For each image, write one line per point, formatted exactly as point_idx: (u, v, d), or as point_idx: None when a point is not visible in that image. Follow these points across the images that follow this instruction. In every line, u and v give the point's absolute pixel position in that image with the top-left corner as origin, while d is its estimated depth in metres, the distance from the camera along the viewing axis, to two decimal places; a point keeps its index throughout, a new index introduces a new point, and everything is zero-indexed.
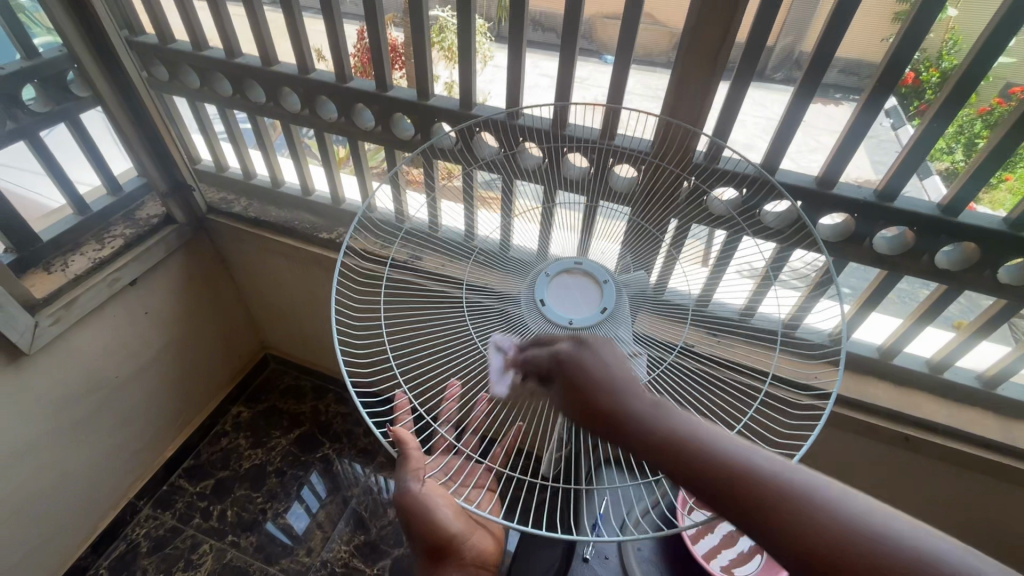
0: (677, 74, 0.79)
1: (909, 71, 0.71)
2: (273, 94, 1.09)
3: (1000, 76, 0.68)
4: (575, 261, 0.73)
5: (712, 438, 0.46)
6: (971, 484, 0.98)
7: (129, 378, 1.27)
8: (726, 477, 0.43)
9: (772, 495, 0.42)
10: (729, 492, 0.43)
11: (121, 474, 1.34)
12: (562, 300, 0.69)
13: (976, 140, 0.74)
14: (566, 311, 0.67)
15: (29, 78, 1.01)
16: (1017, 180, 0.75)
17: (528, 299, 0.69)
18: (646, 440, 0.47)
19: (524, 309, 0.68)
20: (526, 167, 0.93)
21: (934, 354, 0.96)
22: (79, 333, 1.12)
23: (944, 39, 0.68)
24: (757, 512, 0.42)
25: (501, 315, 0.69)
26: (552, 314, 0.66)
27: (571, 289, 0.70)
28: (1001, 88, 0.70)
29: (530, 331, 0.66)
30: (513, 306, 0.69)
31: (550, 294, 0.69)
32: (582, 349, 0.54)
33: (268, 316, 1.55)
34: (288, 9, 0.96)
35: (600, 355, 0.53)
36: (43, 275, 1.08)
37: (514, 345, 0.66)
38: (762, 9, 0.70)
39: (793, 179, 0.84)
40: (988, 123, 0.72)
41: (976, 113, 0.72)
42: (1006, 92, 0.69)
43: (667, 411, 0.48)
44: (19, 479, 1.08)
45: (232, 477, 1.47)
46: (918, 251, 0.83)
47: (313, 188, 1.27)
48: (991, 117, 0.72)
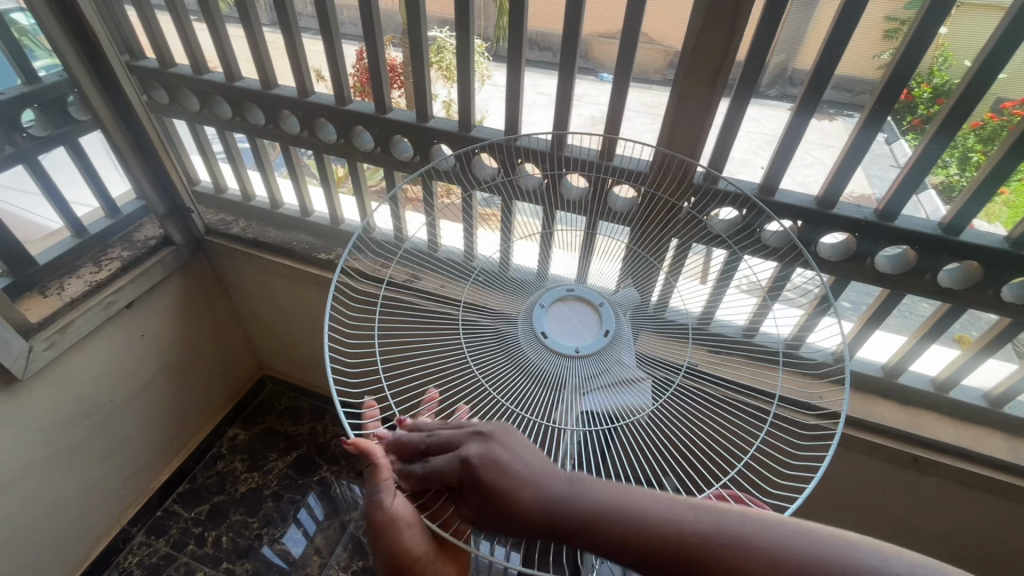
0: (677, 94, 0.79)
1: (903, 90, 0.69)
2: (273, 117, 1.09)
3: (992, 92, 0.67)
4: (567, 287, 0.73)
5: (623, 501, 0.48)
6: (980, 505, 0.96)
7: (124, 401, 1.25)
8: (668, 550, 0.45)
9: (710, 547, 0.43)
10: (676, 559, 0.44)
11: (115, 500, 1.31)
12: (563, 330, 0.67)
13: (969, 154, 0.73)
14: (571, 341, 0.66)
15: (29, 102, 1.01)
16: (1012, 193, 0.74)
17: (528, 332, 0.67)
18: (579, 524, 0.48)
19: (525, 338, 0.67)
20: (525, 187, 0.93)
21: (939, 373, 0.95)
22: (74, 357, 1.10)
23: (933, 56, 0.67)
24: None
25: (499, 338, 0.68)
26: (557, 346, 0.65)
27: (569, 317, 0.69)
28: (992, 103, 0.68)
29: (527, 357, 0.65)
30: (514, 330, 0.68)
31: (550, 326, 0.68)
32: (489, 445, 0.53)
33: (267, 336, 1.53)
34: (287, 30, 0.96)
35: (510, 447, 0.53)
36: (38, 298, 1.07)
37: (511, 371, 0.65)
38: (761, 27, 0.70)
39: (793, 201, 0.84)
40: (979, 138, 0.72)
41: (969, 127, 0.71)
42: (998, 106, 0.68)
43: (579, 488, 0.50)
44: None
45: (228, 501, 1.44)
46: (920, 269, 0.83)
47: (312, 209, 1.27)
48: (984, 131, 0.71)
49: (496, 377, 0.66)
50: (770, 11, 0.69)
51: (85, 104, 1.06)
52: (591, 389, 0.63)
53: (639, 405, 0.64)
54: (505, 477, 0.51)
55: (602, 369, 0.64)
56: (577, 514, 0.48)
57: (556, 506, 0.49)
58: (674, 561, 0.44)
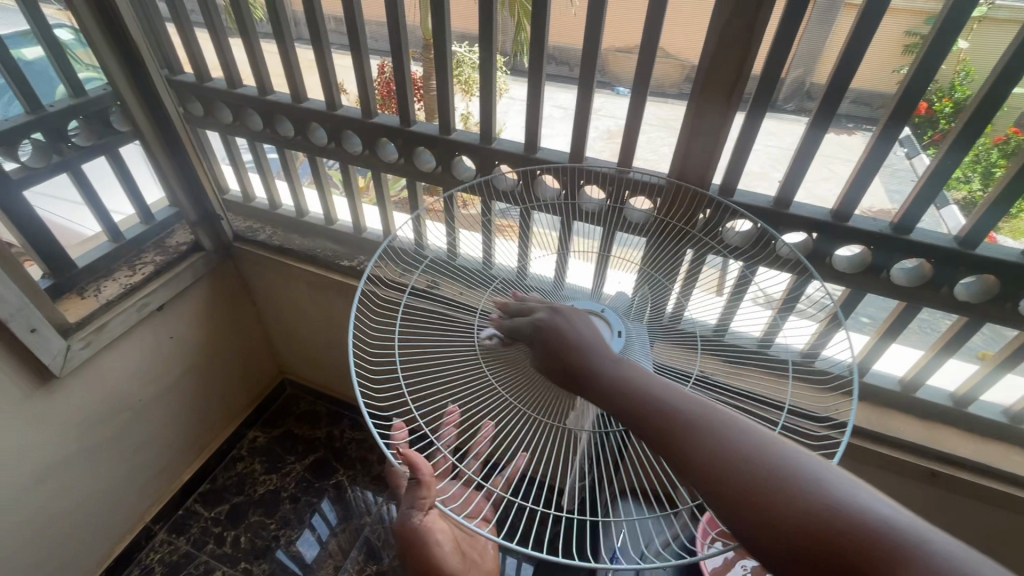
0: (693, 111, 0.82)
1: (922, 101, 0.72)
2: (302, 129, 1.14)
3: (1015, 106, 0.69)
4: (571, 300, 0.74)
5: (663, 398, 0.52)
6: (1001, 523, 0.95)
7: (151, 401, 1.29)
8: (718, 481, 0.46)
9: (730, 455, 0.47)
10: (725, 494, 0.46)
11: (139, 497, 1.35)
12: None
13: (992, 170, 0.74)
14: None
15: (75, 114, 1.07)
16: None
17: None
18: (644, 420, 0.52)
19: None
20: (543, 199, 0.97)
21: (958, 388, 0.94)
22: (108, 355, 1.15)
23: (956, 70, 0.69)
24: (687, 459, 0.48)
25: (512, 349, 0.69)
26: None
27: None
28: (1016, 118, 0.70)
29: None
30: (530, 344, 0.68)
31: None
32: (558, 317, 0.62)
33: (289, 340, 1.57)
34: (317, 42, 1.00)
35: (574, 322, 0.61)
36: (76, 299, 1.12)
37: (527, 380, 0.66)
38: (777, 40, 0.72)
39: (807, 212, 0.85)
40: (1004, 152, 0.72)
41: (992, 142, 0.73)
42: (1022, 122, 0.69)
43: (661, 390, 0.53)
44: (28, 504, 1.08)
45: (246, 503, 1.47)
46: (937, 282, 0.83)
47: (337, 218, 1.31)
48: (1007, 147, 0.72)
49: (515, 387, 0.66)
50: (784, 28, 0.71)
51: (126, 116, 1.12)
52: None
53: None
54: (564, 339, 0.60)
55: None
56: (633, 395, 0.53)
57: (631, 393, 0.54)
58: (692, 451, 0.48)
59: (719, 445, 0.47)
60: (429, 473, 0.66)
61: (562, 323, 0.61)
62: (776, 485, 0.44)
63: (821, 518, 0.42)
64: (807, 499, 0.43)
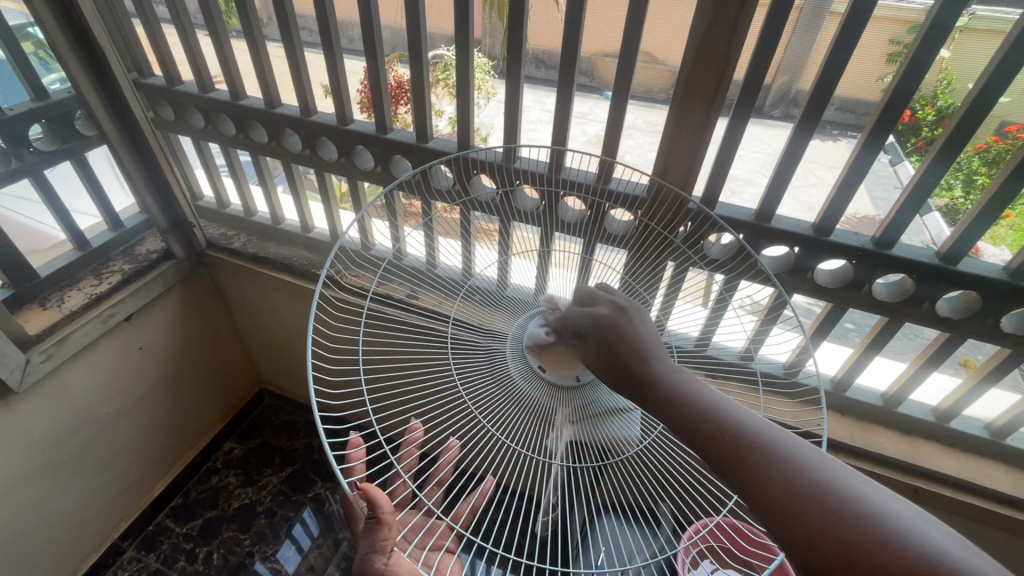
0: (673, 118, 0.79)
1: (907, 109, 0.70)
2: (276, 135, 1.10)
3: (994, 115, 0.67)
4: (556, 308, 0.71)
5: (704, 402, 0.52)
6: (983, 539, 0.94)
7: (119, 414, 1.25)
8: (727, 439, 0.49)
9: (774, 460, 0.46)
10: (729, 455, 0.48)
11: (107, 513, 1.30)
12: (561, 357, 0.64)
13: (974, 177, 0.73)
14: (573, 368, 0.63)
15: (37, 118, 1.03)
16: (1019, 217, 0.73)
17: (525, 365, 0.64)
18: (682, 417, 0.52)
19: (520, 373, 0.63)
20: (522, 209, 0.95)
21: (940, 403, 0.93)
22: (71, 368, 1.10)
23: (937, 79, 0.68)
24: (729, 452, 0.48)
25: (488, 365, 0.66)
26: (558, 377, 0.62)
27: None
28: (997, 127, 0.68)
29: (519, 387, 0.63)
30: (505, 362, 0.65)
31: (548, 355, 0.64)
32: (622, 328, 0.59)
33: (265, 348, 1.53)
34: (289, 43, 0.97)
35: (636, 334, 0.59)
36: (38, 310, 1.08)
37: (503, 402, 0.64)
38: (760, 47, 0.70)
39: (789, 227, 0.83)
40: (986, 161, 0.71)
41: (973, 150, 0.71)
42: (1002, 130, 0.68)
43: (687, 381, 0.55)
44: None
45: (220, 517, 1.42)
46: (919, 297, 0.82)
47: (313, 225, 1.28)
48: (989, 155, 0.71)
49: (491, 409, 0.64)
50: (765, 35, 0.69)
51: (91, 120, 1.08)
52: (584, 418, 0.61)
53: (631, 436, 0.63)
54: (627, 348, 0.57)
55: (592, 402, 0.61)
56: (674, 393, 0.53)
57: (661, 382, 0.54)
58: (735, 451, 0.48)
59: (735, 425, 0.49)
60: (390, 512, 0.55)
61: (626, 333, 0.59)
62: (770, 458, 0.47)
63: (813, 493, 0.44)
64: (802, 484, 0.45)
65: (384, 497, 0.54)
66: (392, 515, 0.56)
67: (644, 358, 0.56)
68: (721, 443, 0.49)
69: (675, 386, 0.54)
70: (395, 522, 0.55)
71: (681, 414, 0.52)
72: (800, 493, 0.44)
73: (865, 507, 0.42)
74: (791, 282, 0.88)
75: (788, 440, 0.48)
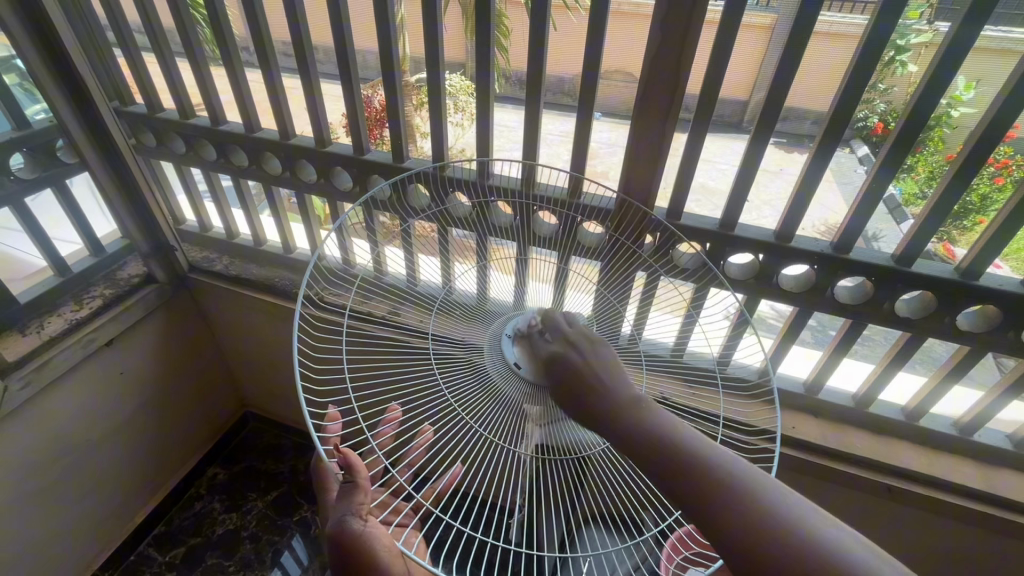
0: (633, 136, 0.83)
1: (874, 120, 0.74)
2: (256, 158, 1.13)
3: (963, 124, 0.70)
4: (526, 315, 0.72)
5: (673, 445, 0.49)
6: (960, 533, 0.95)
7: (101, 440, 1.24)
8: (698, 482, 0.47)
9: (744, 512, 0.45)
10: (692, 495, 0.47)
11: (87, 543, 1.28)
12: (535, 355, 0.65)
13: None
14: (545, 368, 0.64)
15: (18, 147, 1.04)
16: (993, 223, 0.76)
17: (501, 367, 0.65)
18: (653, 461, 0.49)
19: (497, 371, 0.65)
20: (497, 224, 0.99)
21: (909, 401, 0.96)
22: (54, 393, 1.10)
23: (908, 92, 0.70)
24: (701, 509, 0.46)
25: (468, 366, 0.67)
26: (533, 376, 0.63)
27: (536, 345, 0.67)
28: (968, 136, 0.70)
29: (497, 387, 0.64)
30: (484, 361, 0.66)
31: (521, 354, 0.65)
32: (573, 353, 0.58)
33: (248, 369, 1.52)
34: (267, 70, 1.00)
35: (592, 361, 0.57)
36: (18, 337, 1.08)
37: (481, 397, 0.65)
38: (711, 63, 0.73)
39: (752, 234, 0.86)
40: None
41: (946, 159, 0.73)
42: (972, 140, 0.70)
43: (653, 418, 0.52)
44: None
45: (204, 544, 1.40)
46: (880, 300, 0.85)
47: (295, 246, 1.29)
48: None
49: (470, 403, 0.65)
50: (718, 52, 0.72)
51: (72, 148, 1.09)
52: (553, 421, 0.62)
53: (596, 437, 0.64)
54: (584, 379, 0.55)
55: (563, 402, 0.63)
56: (644, 434, 0.51)
57: (627, 423, 0.52)
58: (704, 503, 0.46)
59: (701, 469, 0.48)
60: (366, 475, 0.56)
61: (575, 362, 0.57)
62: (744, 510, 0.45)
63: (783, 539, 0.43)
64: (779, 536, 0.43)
65: (362, 464, 0.55)
66: (367, 479, 0.57)
67: (600, 392, 0.54)
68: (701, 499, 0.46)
69: (643, 424, 0.51)
70: (368, 482, 0.56)
71: (653, 456, 0.50)
72: (758, 528, 0.44)
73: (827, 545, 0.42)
74: (757, 287, 0.91)
75: (760, 481, 0.46)
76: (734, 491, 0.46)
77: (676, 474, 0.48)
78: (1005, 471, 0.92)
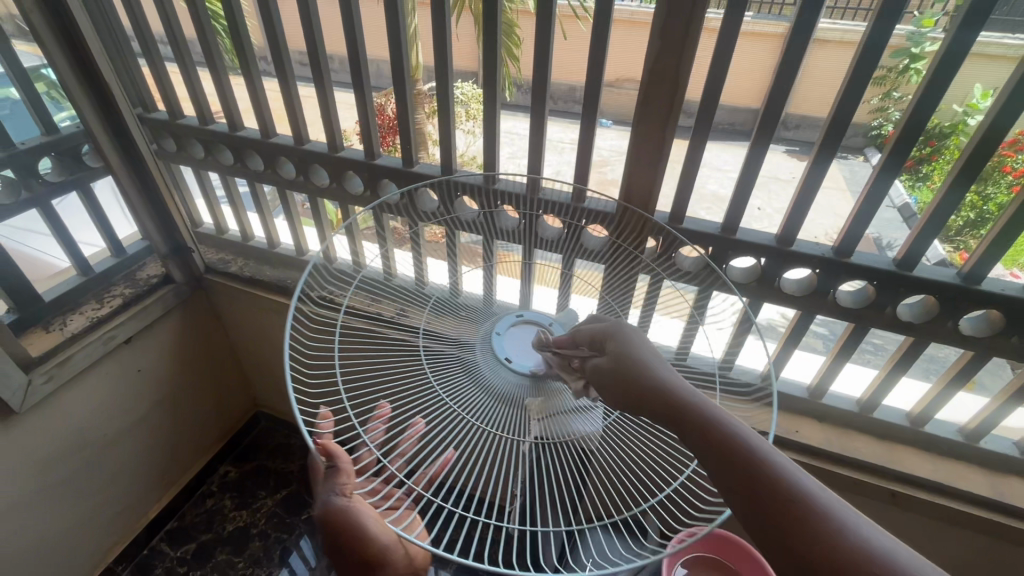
0: (631, 149, 0.85)
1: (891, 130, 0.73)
2: (271, 163, 1.16)
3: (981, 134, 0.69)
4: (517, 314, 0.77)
5: (718, 424, 0.53)
6: (966, 542, 0.94)
7: (118, 436, 1.28)
8: (749, 469, 0.50)
9: (785, 491, 0.49)
10: (735, 471, 0.50)
11: (102, 536, 1.32)
12: (523, 350, 0.71)
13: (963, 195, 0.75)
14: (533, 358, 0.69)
15: (46, 151, 1.09)
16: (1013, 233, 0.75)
17: (493, 359, 0.69)
18: (698, 437, 0.53)
19: (487, 364, 0.69)
20: (503, 227, 0.97)
21: (913, 407, 0.96)
22: (74, 389, 1.14)
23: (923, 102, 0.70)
24: (745, 483, 0.50)
25: (457, 360, 0.70)
26: (522, 367, 0.68)
27: (525, 340, 0.73)
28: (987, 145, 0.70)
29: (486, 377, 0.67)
30: (475, 356, 0.70)
31: (511, 350, 0.71)
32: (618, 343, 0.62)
33: (260, 369, 1.56)
34: (282, 79, 1.04)
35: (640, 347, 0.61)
36: (41, 333, 1.12)
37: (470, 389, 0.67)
38: (711, 71, 0.75)
39: (753, 238, 0.87)
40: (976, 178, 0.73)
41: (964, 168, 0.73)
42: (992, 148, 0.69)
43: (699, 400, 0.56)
44: None
45: (214, 540, 1.43)
46: (881, 304, 0.85)
47: (307, 249, 1.33)
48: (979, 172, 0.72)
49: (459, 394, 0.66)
50: (718, 60, 0.74)
51: (97, 153, 1.14)
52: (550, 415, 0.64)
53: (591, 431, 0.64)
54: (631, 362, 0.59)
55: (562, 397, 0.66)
56: (689, 413, 0.54)
57: (673, 404, 0.55)
58: (746, 478, 0.50)
59: (744, 448, 0.51)
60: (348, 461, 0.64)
61: (626, 346, 0.61)
62: (784, 489, 0.49)
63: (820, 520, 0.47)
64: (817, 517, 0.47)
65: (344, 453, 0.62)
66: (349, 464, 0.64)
67: (651, 374, 0.58)
68: (743, 474, 0.50)
69: (689, 404, 0.55)
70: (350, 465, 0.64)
71: (698, 433, 0.53)
72: (796, 505, 0.48)
73: (869, 540, 0.46)
74: (759, 291, 0.92)
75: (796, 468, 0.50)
76: (775, 472, 0.50)
77: (722, 450, 0.52)
78: (1011, 479, 0.91)
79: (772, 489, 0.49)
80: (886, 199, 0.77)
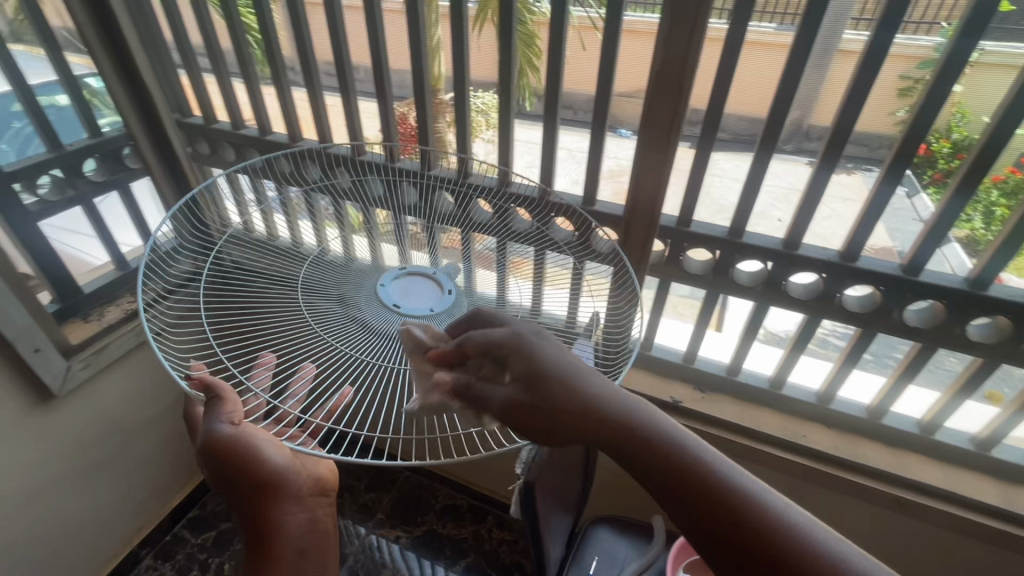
0: (640, 148, 0.84)
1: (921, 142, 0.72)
2: (297, 166, 1.22)
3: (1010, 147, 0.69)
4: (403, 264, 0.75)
5: (645, 426, 0.46)
6: (974, 552, 0.94)
7: (147, 424, 1.34)
8: (685, 476, 0.44)
9: (727, 500, 0.43)
10: (671, 480, 0.44)
11: (129, 520, 1.38)
12: (412, 298, 0.68)
13: (993, 209, 0.74)
14: (423, 303, 0.68)
15: (92, 152, 1.16)
16: None
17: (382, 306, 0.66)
18: (624, 445, 0.45)
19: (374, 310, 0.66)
20: (517, 229, 0.95)
21: (924, 415, 0.96)
22: (108, 376, 1.21)
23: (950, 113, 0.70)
24: (686, 493, 0.44)
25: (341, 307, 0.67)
26: (410, 311, 0.66)
27: (414, 288, 0.70)
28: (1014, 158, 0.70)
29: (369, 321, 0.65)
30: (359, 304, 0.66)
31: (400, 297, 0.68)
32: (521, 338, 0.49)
33: None
34: (311, 88, 1.09)
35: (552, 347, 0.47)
36: (80, 323, 1.17)
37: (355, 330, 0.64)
38: (717, 81, 0.78)
39: (760, 242, 0.89)
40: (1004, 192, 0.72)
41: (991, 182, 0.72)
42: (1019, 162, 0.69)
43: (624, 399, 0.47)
44: (14, 528, 1.11)
45: (234, 529, 1.48)
46: (889, 307, 0.86)
47: None
48: (1007, 186, 0.72)
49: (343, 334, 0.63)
50: (723, 70, 0.77)
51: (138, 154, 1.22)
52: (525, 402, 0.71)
53: None
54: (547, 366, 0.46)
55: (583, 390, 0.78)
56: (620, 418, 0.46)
57: (599, 411, 0.46)
58: (683, 487, 0.44)
59: (677, 457, 0.45)
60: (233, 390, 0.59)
61: (535, 342, 0.48)
62: (725, 497, 0.43)
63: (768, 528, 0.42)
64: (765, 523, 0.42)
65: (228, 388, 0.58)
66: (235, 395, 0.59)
67: (567, 381, 0.46)
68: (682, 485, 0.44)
69: (608, 408, 0.46)
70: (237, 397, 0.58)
71: (625, 444, 0.45)
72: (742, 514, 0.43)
73: (821, 546, 0.42)
74: (766, 295, 0.93)
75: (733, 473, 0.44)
76: (716, 479, 0.44)
77: (658, 461, 0.45)
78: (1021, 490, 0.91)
79: (712, 499, 0.43)
80: (890, 204, 0.79)
